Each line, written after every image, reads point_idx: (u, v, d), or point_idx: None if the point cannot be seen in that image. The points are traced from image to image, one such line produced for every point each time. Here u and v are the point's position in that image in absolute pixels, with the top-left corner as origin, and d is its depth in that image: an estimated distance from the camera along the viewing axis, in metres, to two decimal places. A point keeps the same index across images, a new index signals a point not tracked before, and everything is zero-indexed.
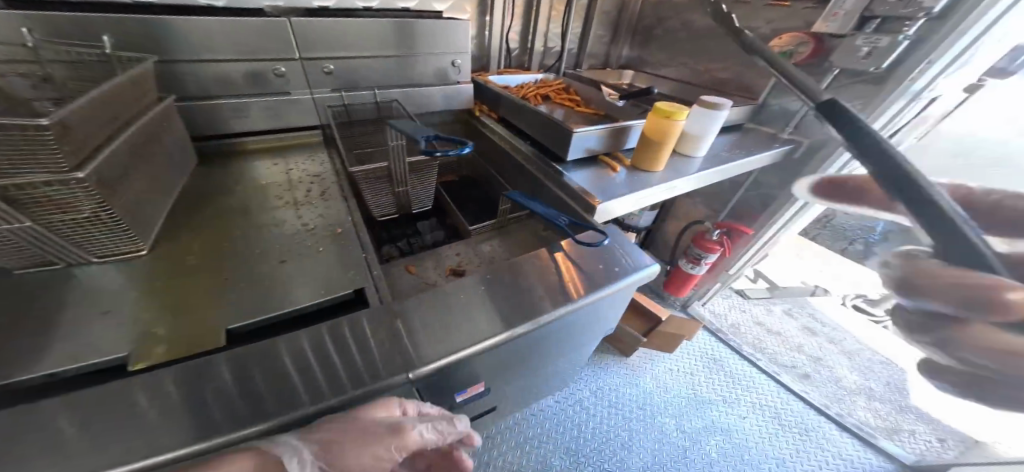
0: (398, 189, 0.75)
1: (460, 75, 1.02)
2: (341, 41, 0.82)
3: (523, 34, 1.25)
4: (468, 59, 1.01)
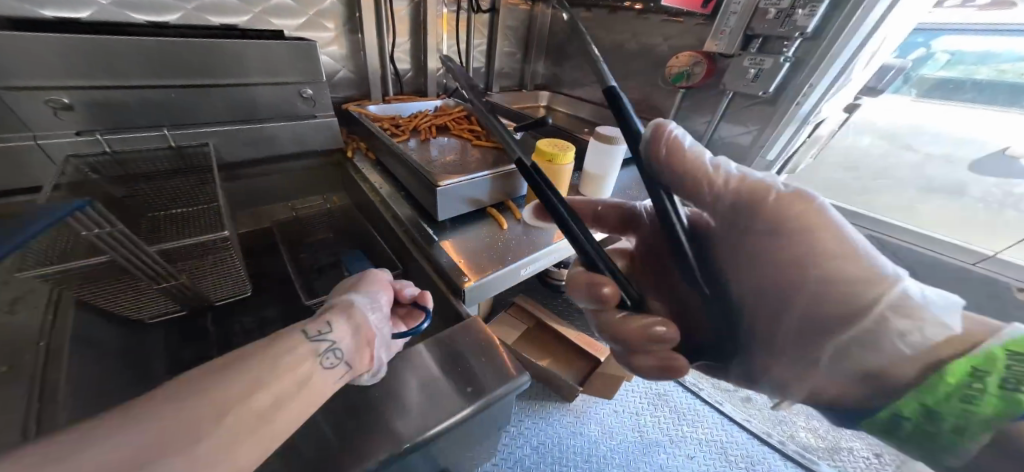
0: None
1: (315, 107, 0.83)
2: (79, 65, 0.58)
3: (414, 54, 1.09)
4: (327, 90, 0.83)
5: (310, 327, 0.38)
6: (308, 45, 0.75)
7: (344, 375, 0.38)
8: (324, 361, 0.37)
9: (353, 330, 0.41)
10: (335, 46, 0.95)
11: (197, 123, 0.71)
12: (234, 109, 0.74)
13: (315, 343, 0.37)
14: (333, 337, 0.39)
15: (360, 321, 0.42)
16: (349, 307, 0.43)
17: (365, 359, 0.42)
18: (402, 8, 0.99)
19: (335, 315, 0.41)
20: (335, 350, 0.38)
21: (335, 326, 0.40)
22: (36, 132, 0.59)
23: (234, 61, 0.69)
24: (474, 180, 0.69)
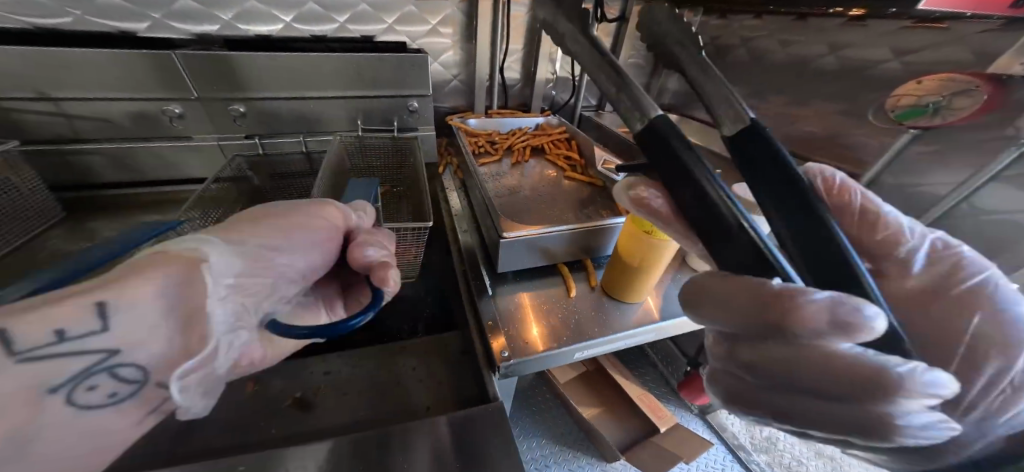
0: None
1: (418, 120, 0.86)
2: (261, 82, 0.70)
3: (526, 63, 1.03)
4: (431, 105, 0.85)
5: (31, 327, 0.19)
6: (419, 57, 0.76)
7: (130, 408, 0.24)
8: (74, 394, 0.22)
9: (143, 331, 0.23)
10: (451, 53, 0.95)
11: (323, 132, 0.82)
12: (350, 119, 0.81)
13: (44, 360, 0.20)
14: (95, 346, 0.21)
15: (188, 316, 0.24)
16: (155, 277, 0.23)
17: (179, 357, 0.24)
18: (520, 15, 0.93)
19: (106, 291, 0.21)
20: (113, 367, 0.23)
21: (106, 321, 0.21)
22: (218, 137, 0.75)
23: (380, 80, 0.77)
24: (547, 236, 0.62)
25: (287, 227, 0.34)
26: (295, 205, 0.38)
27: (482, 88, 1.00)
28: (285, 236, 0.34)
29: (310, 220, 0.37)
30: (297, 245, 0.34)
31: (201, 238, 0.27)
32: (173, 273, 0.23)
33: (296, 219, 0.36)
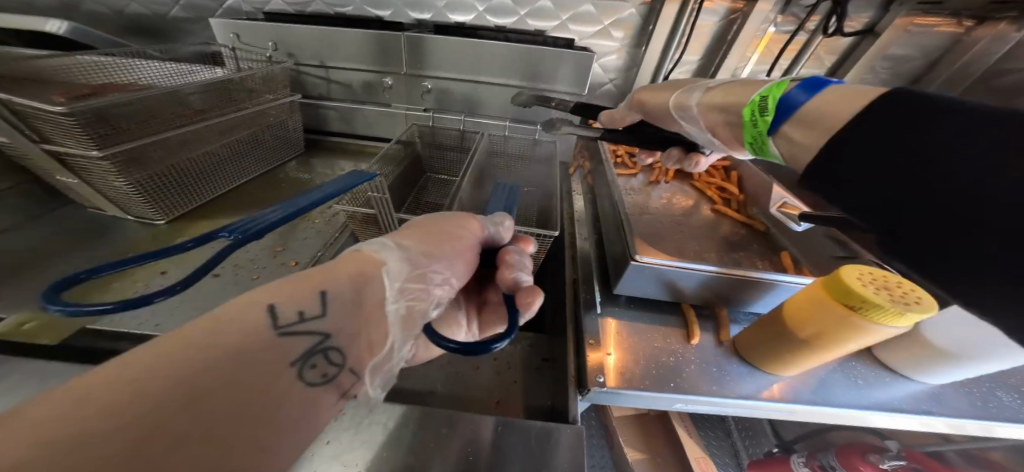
0: None
1: None
2: (451, 65, 0.83)
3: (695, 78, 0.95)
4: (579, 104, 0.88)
5: (284, 307, 0.24)
6: (586, 55, 0.79)
7: (332, 392, 0.25)
8: (301, 370, 0.24)
9: (347, 316, 0.27)
10: (615, 57, 0.92)
11: (482, 115, 0.92)
12: (506, 108, 0.91)
13: (295, 336, 0.24)
14: (320, 330, 0.25)
15: (371, 302, 0.29)
16: (349, 273, 0.28)
17: (369, 354, 0.29)
18: (708, 25, 0.85)
19: (324, 282, 0.27)
20: (325, 350, 0.25)
21: (325, 307, 0.26)
22: (406, 107, 0.92)
23: (544, 75, 0.83)
24: (686, 274, 0.52)
25: (437, 235, 0.38)
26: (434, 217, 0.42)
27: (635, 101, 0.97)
28: (435, 242, 0.37)
29: (449, 227, 0.41)
30: (448, 251, 0.38)
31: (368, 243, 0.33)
32: (364, 271, 0.29)
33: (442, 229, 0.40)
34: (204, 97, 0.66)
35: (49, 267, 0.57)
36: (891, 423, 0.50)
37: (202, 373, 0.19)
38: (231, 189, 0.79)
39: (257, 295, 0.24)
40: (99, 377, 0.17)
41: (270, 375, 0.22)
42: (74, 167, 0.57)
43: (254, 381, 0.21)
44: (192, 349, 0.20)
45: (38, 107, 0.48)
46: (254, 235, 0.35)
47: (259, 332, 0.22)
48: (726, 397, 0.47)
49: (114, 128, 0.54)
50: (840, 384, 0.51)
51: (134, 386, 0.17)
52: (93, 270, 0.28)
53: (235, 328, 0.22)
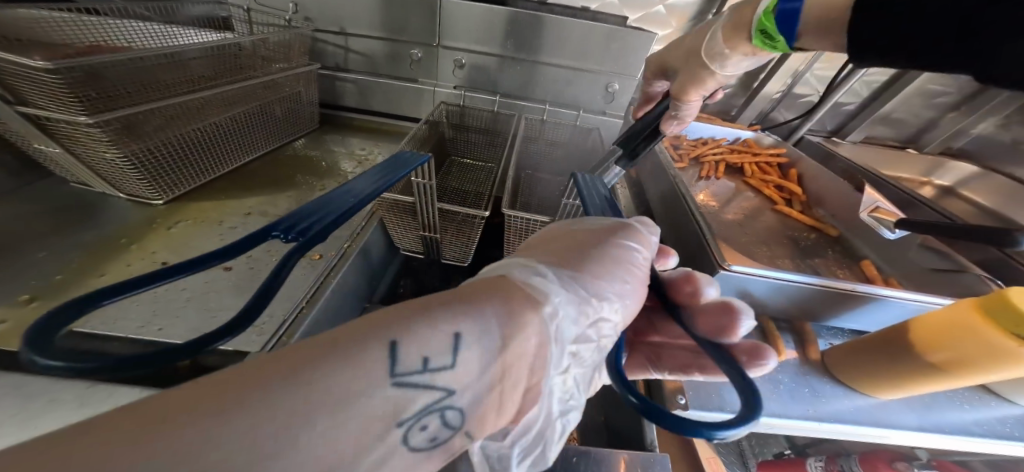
0: (424, 234, 0.60)
1: (612, 103, 0.83)
2: (498, 38, 0.77)
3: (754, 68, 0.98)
4: (631, 89, 0.81)
5: (405, 348, 0.15)
6: (646, 35, 0.73)
7: (434, 459, 0.17)
8: (409, 434, 0.15)
9: (483, 371, 0.17)
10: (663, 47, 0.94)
11: (522, 97, 0.85)
12: (547, 90, 0.84)
13: (410, 391, 0.15)
14: (444, 385, 0.16)
15: (520, 355, 0.18)
16: (496, 305, 0.18)
17: (496, 425, 0.19)
18: None
19: (463, 317, 0.17)
20: (443, 411, 0.16)
21: (457, 357, 0.16)
22: (437, 82, 0.84)
23: (596, 55, 0.77)
24: (783, 283, 0.47)
25: (599, 255, 0.27)
26: (595, 227, 0.31)
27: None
28: (596, 266, 0.26)
29: (617, 247, 0.29)
30: (612, 279, 0.26)
31: (519, 262, 0.23)
32: (519, 305, 0.19)
33: (584, 238, 0.29)
34: (208, 61, 0.57)
35: (24, 255, 0.47)
36: (997, 452, 0.44)
37: (277, 429, 0.12)
38: (238, 167, 0.70)
39: (373, 322, 0.15)
40: (176, 394, 0.12)
41: (367, 439, 0.14)
42: (50, 132, 0.47)
43: (342, 453, 0.13)
44: (276, 382, 0.13)
45: (12, 60, 0.39)
46: (313, 237, 0.29)
47: (365, 379, 0.14)
48: (824, 420, 0.42)
49: (104, 91, 0.46)
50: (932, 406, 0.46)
51: (204, 418, 0.11)
52: (102, 292, 0.19)
53: (332, 367, 0.14)
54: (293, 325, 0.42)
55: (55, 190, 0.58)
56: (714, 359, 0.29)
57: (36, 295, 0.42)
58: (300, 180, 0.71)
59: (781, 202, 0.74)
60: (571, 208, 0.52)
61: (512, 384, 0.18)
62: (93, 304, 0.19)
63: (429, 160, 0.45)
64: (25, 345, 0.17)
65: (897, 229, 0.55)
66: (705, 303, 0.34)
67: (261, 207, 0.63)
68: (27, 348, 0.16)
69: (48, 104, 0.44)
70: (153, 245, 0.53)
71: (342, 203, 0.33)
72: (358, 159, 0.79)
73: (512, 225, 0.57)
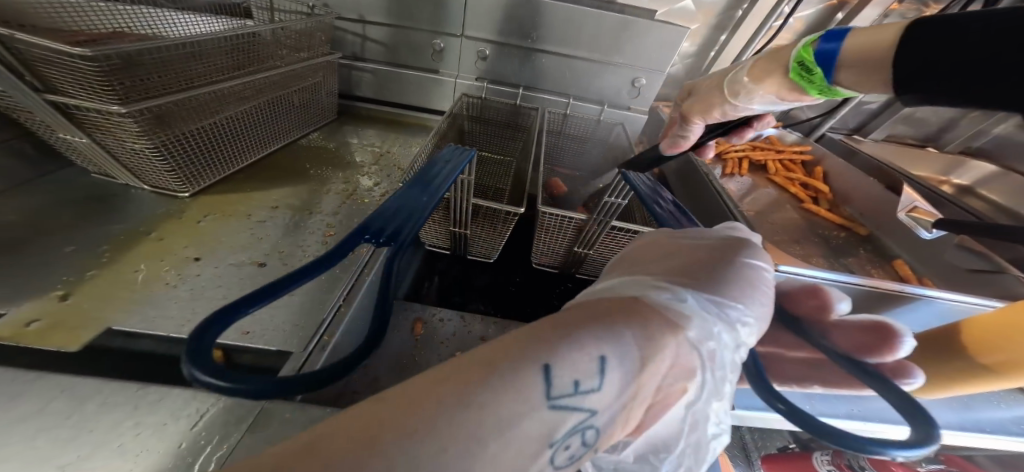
0: (455, 230, 0.59)
1: (636, 98, 0.83)
2: (525, 29, 0.76)
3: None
4: (659, 83, 0.81)
5: (560, 370, 0.16)
6: (678, 29, 0.72)
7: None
8: (555, 455, 0.16)
9: (622, 392, 0.18)
10: (689, 43, 0.94)
11: (546, 91, 0.84)
12: (570, 83, 0.82)
13: (564, 412, 0.16)
14: (589, 405, 0.17)
15: (652, 376, 0.19)
16: (633, 330, 0.19)
17: (618, 435, 0.20)
18: (802, 18, 0.92)
19: (605, 341, 0.18)
20: (586, 430, 0.17)
21: (603, 379, 0.17)
22: (459, 74, 0.82)
23: (625, 48, 0.76)
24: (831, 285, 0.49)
25: (725, 273, 0.25)
26: (705, 239, 0.29)
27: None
28: (727, 285, 0.24)
29: (743, 265, 0.27)
30: (747, 300, 0.24)
31: (637, 282, 0.24)
32: (654, 329, 0.20)
33: (698, 253, 0.27)
34: (232, 50, 0.56)
35: (52, 248, 0.46)
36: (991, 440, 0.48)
37: (460, 450, 0.13)
38: (262, 159, 0.69)
39: (527, 343, 0.17)
40: (358, 419, 0.13)
41: (525, 460, 0.15)
42: (78, 118, 0.47)
43: (512, 471, 0.14)
44: (452, 403, 0.14)
45: (40, 44, 0.38)
46: (406, 240, 0.31)
47: (527, 399, 0.15)
48: (868, 419, 0.44)
49: (134, 79, 0.45)
50: (938, 409, 0.51)
51: (400, 439, 0.12)
52: (238, 306, 0.20)
53: (499, 386, 0.15)
54: (332, 325, 0.43)
55: (77, 180, 0.57)
56: (858, 374, 0.30)
57: (70, 291, 0.43)
58: (326, 173, 0.70)
59: (808, 201, 0.84)
60: (613, 206, 0.52)
61: (640, 399, 0.19)
62: (228, 318, 0.20)
63: (476, 156, 0.46)
64: (188, 360, 0.17)
65: (935, 230, 0.61)
66: (847, 321, 0.36)
67: (287, 200, 0.62)
68: (189, 362, 0.17)
69: (80, 90, 0.43)
70: (182, 240, 0.52)
71: (417, 205, 0.36)
72: (381, 152, 0.78)
73: (546, 222, 0.57)
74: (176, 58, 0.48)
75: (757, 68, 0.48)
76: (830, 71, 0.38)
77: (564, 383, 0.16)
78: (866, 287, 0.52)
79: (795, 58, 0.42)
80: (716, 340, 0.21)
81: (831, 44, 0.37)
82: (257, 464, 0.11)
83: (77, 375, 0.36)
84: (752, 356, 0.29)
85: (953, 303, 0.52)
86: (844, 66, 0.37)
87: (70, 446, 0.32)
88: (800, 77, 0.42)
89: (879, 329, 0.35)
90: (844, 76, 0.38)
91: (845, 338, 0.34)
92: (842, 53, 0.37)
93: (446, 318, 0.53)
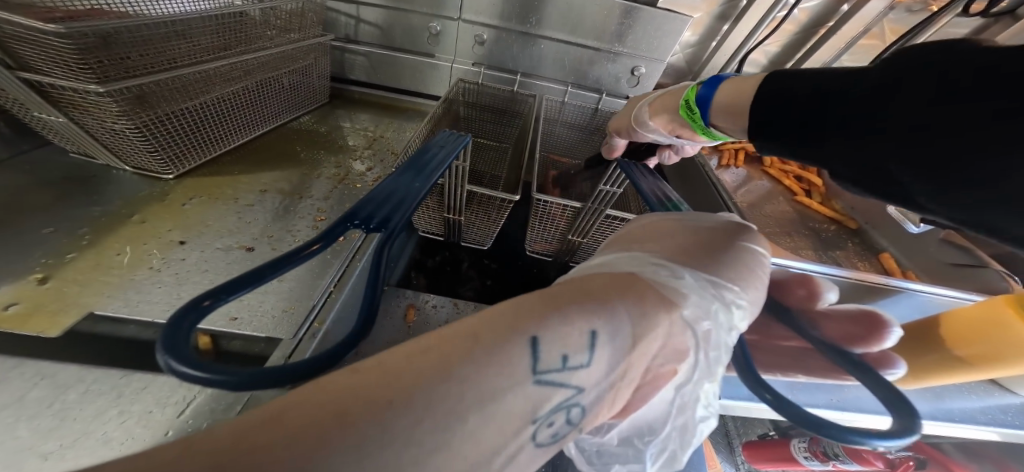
0: (448, 216, 0.59)
1: (635, 87, 0.82)
2: (521, 14, 0.74)
3: (779, 55, 1.00)
4: (658, 72, 0.80)
5: (549, 345, 0.16)
6: (679, 17, 0.71)
7: (555, 453, 0.18)
8: (538, 431, 0.16)
9: (610, 370, 0.18)
10: (690, 33, 0.93)
11: (542, 78, 0.82)
12: (568, 70, 0.81)
13: (550, 387, 0.16)
14: (576, 382, 0.17)
15: (641, 355, 0.19)
16: (627, 307, 0.19)
17: (602, 418, 0.20)
18: (805, 9, 0.91)
19: (596, 316, 0.18)
20: (571, 408, 0.18)
21: (591, 355, 0.17)
22: (455, 59, 0.80)
23: (624, 37, 0.75)
24: (820, 277, 0.51)
25: (724, 256, 0.25)
26: (704, 223, 0.29)
27: (710, 74, 0.99)
28: (723, 268, 0.24)
29: (741, 249, 0.26)
30: (743, 284, 0.24)
31: (634, 258, 0.24)
32: (649, 306, 0.20)
33: (700, 236, 0.27)
34: (218, 29, 0.53)
35: (30, 230, 0.45)
36: (952, 422, 0.52)
37: (437, 423, 0.13)
38: (251, 140, 0.67)
39: (516, 316, 0.17)
40: (335, 392, 0.12)
41: (505, 435, 0.15)
42: (52, 95, 0.44)
43: (491, 444, 0.14)
44: (433, 376, 0.13)
45: (9, 19, 0.36)
46: (398, 227, 0.31)
47: (511, 373, 0.15)
48: (846, 409, 0.46)
49: (113, 57, 0.43)
50: (912, 399, 0.53)
51: (379, 413, 0.12)
52: (216, 293, 0.19)
53: (484, 358, 0.15)
54: (322, 311, 0.43)
55: (56, 160, 0.55)
56: (843, 365, 0.30)
57: (49, 275, 0.41)
58: (316, 156, 0.69)
59: (800, 194, 0.84)
60: (609, 194, 0.51)
61: (630, 376, 0.19)
62: (206, 306, 0.19)
63: (472, 142, 0.45)
64: (161, 350, 0.16)
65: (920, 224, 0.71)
66: (836, 313, 0.36)
67: (277, 184, 0.61)
68: (165, 352, 0.16)
69: (54, 69, 0.41)
70: (166, 223, 0.51)
71: (411, 191, 0.35)
72: (374, 136, 0.77)
73: (540, 210, 0.56)
74: (161, 37, 0.47)
75: (658, 103, 0.53)
76: (706, 113, 0.45)
77: (552, 354, 0.16)
78: (852, 279, 0.55)
79: (683, 99, 0.48)
80: (712, 317, 0.21)
81: (707, 91, 0.44)
82: (232, 436, 0.10)
83: (58, 362, 0.36)
84: (740, 342, 0.29)
85: (931, 296, 0.55)
86: (719, 109, 0.43)
87: (52, 436, 0.31)
88: (688, 115, 0.48)
89: (864, 321, 0.36)
90: (717, 117, 0.43)
91: (834, 329, 0.35)
92: (716, 98, 0.43)
93: (439, 304, 0.53)
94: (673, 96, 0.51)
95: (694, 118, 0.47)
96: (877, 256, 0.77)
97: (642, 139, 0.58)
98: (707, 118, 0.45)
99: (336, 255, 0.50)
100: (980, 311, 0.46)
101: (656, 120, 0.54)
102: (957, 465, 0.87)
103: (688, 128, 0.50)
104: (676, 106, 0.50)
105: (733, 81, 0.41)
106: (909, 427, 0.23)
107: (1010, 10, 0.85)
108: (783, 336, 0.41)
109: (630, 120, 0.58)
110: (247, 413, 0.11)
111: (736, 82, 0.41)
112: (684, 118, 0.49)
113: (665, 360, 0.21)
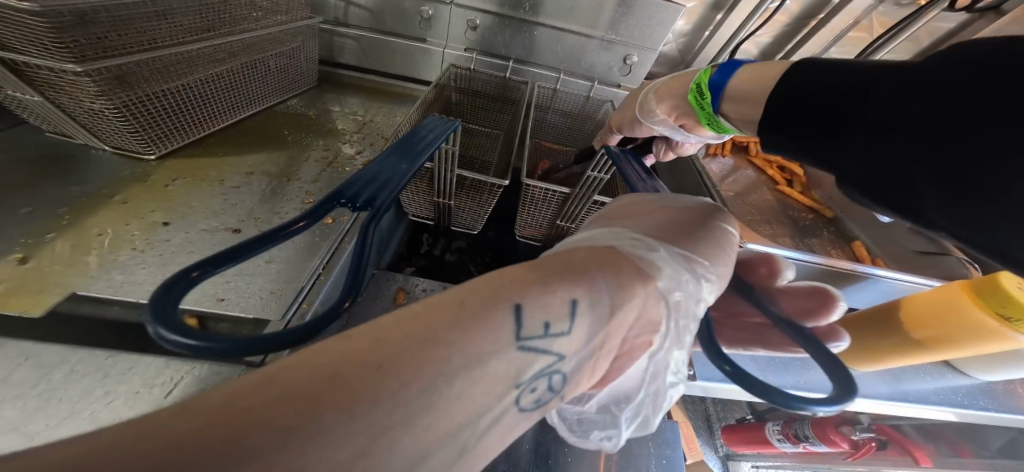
0: (438, 201, 0.59)
1: (627, 75, 0.82)
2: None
3: (771, 47, 1.01)
4: (650, 61, 0.80)
5: (531, 313, 0.17)
6: (671, 6, 0.71)
7: (536, 420, 0.19)
8: (522, 396, 0.18)
9: (589, 339, 0.19)
10: (683, 22, 0.94)
11: (531, 64, 0.82)
12: (561, 56, 0.81)
13: (533, 353, 0.17)
14: (557, 349, 0.18)
15: (619, 325, 0.20)
16: (606, 278, 0.20)
17: (581, 388, 0.22)
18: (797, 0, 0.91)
19: (577, 286, 0.19)
20: (552, 374, 0.19)
21: (572, 323, 0.18)
22: (446, 43, 0.79)
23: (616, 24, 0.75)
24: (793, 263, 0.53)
25: (699, 234, 0.27)
26: (682, 204, 0.30)
27: (702, 64, 1.00)
28: (698, 247, 0.26)
29: (714, 229, 0.28)
30: (713, 261, 0.26)
31: (616, 233, 0.25)
32: (626, 278, 0.21)
33: (678, 216, 0.28)
34: (201, 10, 0.51)
35: (8, 208, 0.44)
36: (906, 398, 0.56)
37: (424, 387, 0.14)
38: (237, 122, 0.66)
39: (500, 286, 0.18)
40: (327, 355, 0.13)
41: (490, 398, 0.16)
42: (23, 71, 0.43)
43: (476, 407, 0.15)
44: (421, 341, 0.14)
45: None
46: (385, 207, 0.31)
47: (496, 339, 0.16)
48: (813, 391, 0.49)
49: (90, 37, 0.41)
50: (873, 382, 0.56)
51: (370, 377, 0.13)
52: (204, 265, 0.20)
53: (468, 326, 0.16)
54: (311, 293, 0.44)
55: (30, 138, 0.53)
56: (795, 337, 0.31)
57: (30, 255, 0.41)
58: (303, 139, 0.68)
59: (782, 183, 0.86)
60: (595, 180, 0.52)
61: (609, 342, 0.20)
62: (194, 277, 0.19)
63: (460, 125, 0.45)
64: (151, 320, 0.17)
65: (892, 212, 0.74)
66: (789, 289, 0.39)
67: (263, 167, 0.60)
68: (154, 322, 0.17)
69: (28, 45, 0.40)
70: (150, 204, 0.50)
71: (398, 173, 0.35)
72: (364, 120, 0.76)
73: (529, 195, 0.57)
74: (140, 17, 0.45)
75: (668, 87, 0.53)
76: (717, 99, 0.44)
77: (534, 324, 0.17)
78: (824, 265, 0.57)
79: (694, 82, 0.48)
80: (682, 287, 0.22)
81: (720, 77, 0.44)
82: (224, 397, 0.11)
83: (42, 343, 0.36)
84: (705, 318, 0.29)
85: (899, 281, 0.57)
86: (729, 96, 0.43)
87: (38, 415, 0.31)
88: (696, 99, 0.48)
89: (815, 294, 0.38)
90: (727, 103, 0.43)
91: (788, 304, 0.38)
92: (728, 85, 0.43)
93: (429, 288, 0.54)
94: (681, 83, 0.52)
95: (702, 103, 0.47)
96: (850, 245, 0.80)
97: (646, 132, 0.58)
98: (717, 103, 0.45)
99: (325, 236, 0.50)
100: (935, 291, 0.49)
101: (661, 107, 0.54)
102: (912, 444, 0.93)
103: (692, 116, 0.50)
104: (685, 92, 0.50)
105: (748, 68, 0.41)
106: (845, 398, 0.25)
107: (994, 6, 0.87)
108: (748, 312, 0.43)
109: (634, 110, 0.58)
110: (242, 377, 0.12)
111: (748, 71, 0.41)
112: (693, 102, 0.48)
113: (638, 328, 0.22)
